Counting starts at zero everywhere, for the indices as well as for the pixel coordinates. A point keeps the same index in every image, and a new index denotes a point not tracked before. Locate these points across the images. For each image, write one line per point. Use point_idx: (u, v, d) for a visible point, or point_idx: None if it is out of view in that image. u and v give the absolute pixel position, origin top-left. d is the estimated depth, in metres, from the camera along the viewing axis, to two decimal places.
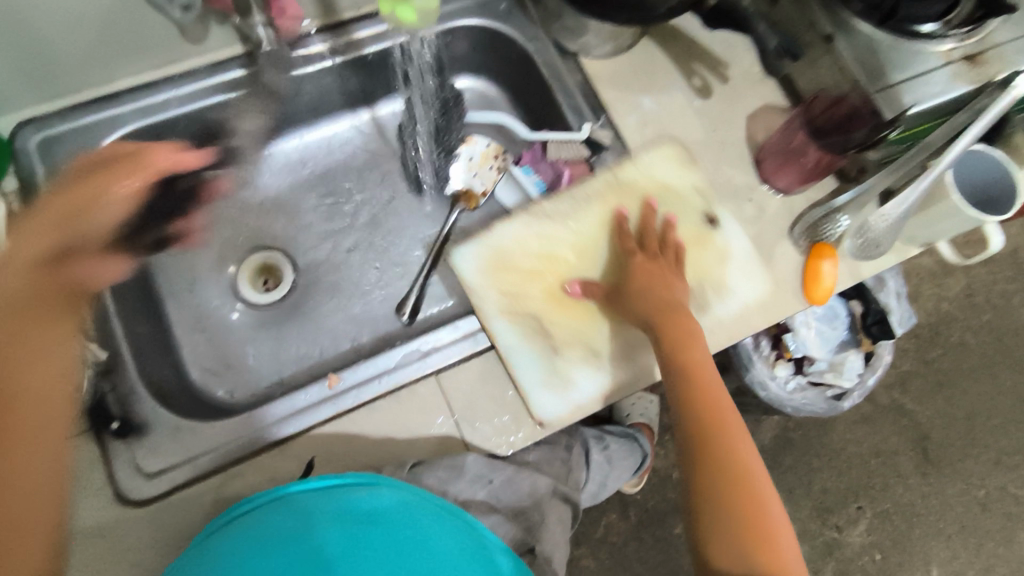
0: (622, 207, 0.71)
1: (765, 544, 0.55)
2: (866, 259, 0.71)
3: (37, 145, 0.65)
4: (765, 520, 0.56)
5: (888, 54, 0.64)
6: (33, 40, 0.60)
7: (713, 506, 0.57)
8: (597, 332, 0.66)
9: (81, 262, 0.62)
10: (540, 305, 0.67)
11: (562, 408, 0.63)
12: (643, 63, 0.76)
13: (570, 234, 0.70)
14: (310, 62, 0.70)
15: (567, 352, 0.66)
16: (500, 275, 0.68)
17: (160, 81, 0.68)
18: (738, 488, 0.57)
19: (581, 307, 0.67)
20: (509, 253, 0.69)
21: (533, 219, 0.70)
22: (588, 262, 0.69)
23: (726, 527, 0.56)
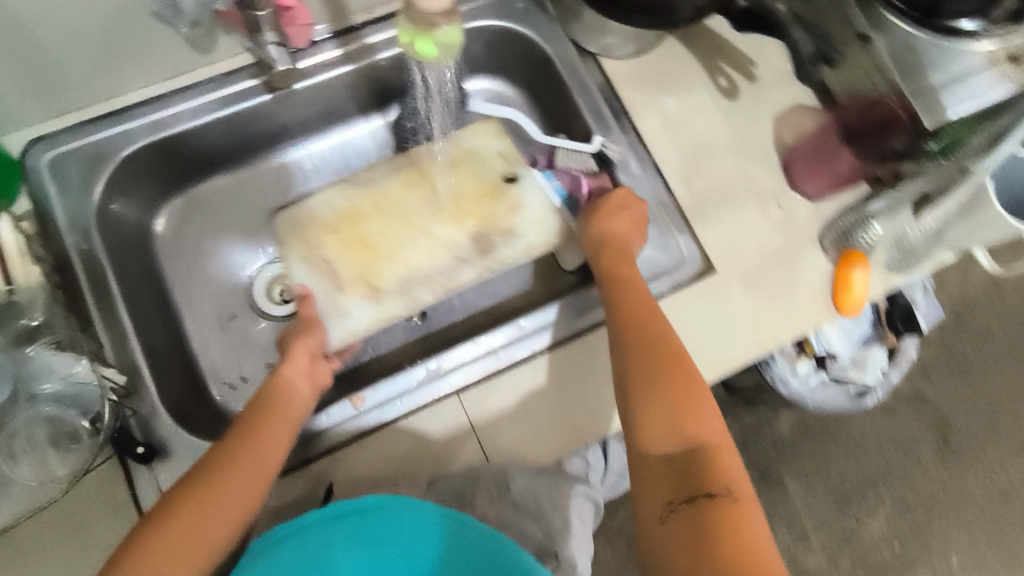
0: (422, 173, 0.68)
1: (686, 416, 0.51)
2: (899, 271, 0.68)
3: (48, 162, 0.63)
4: (693, 392, 0.53)
5: (927, 54, 0.61)
6: (39, 57, 0.58)
7: (641, 395, 0.53)
8: (386, 273, 0.65)
9: (97, 280, 0.61)
10: (331, 249, 0.65)
11: (345, 339, 0.63)
12: (666, 62, 0.73)
13: (377, 193, 0.67)
14: (324, 70, 0.69)
15: (351, 288, 0.64)
16: (304, 227, 0.65)
17: (170, 92, 0.66)
18: (666, 366, 0.55)
19: (370, 250, 0.65)
20: (315, 211, 0.66)
21: (346, 183, 0.67)
22: (390, 217, 0.66)
23: (659, 407, 0.52)
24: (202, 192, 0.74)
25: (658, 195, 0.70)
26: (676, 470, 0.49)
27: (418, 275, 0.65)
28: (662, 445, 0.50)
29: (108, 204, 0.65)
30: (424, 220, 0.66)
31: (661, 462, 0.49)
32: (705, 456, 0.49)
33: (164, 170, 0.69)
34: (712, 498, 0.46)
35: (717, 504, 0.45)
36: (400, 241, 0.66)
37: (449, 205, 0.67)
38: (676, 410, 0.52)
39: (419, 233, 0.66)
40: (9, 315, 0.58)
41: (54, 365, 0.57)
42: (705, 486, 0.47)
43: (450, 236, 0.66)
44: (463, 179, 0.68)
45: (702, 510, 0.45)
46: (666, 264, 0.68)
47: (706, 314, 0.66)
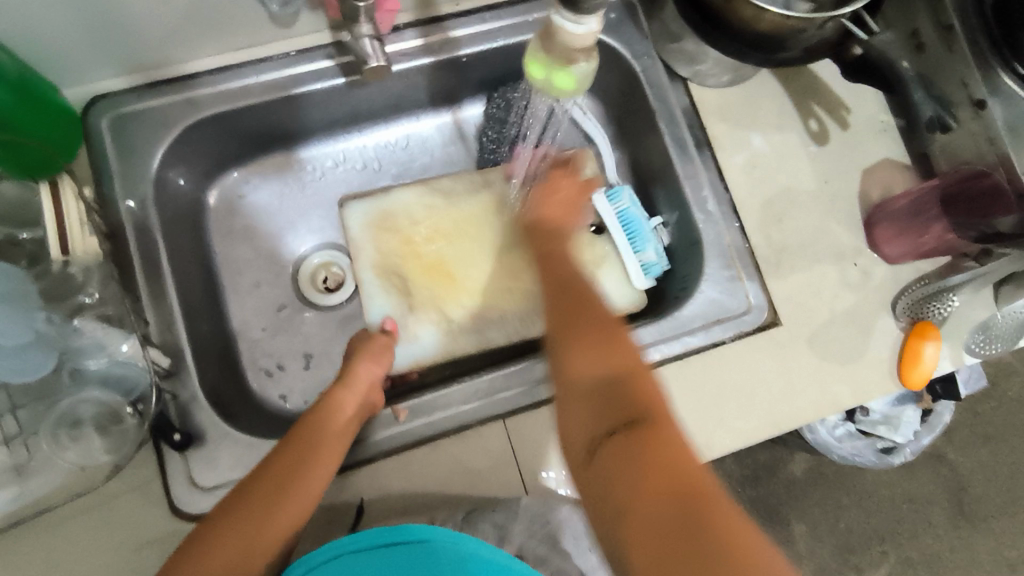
0: (504, 199, 0.69)
1: (583, 355, 0.47)
2: (977, 354, 0.65)
3: (110, 123, 0.61)
4: (611, 332, 0.48)
5: None
6: (115, 19, 0.55)
7: (554, 344, 0.49)
8: (459, 302, 0.66)
9: (149, 254, 0.59)
10: (408, 268, 0.66)
11: (409, 365, 0.64)
12: (758, 96, 0.70)
13: (455, 213, 0.68)
14: (404, 59, 0.66)
15: (423, 312, 0.66)
16: (382, 234, 0.67)
17: (241, 64, 0.64)
18: (569, 303, 0.52)
19: (447, 277, 0.67)
20: (394, 215, 0.67)
21: (427, 190, 0.68)
22: (468, 243, 0.67)
23: (587, 350, 0.47)
24: (259, 168, 0.71)
25: (732, 235, 0.67)
26: (600, 393, 0.44)
27: (489, 308, 0.66)
28: (576, 394, 0.45)
29: (166, 174, 0.63)
30: (504, 255, 0.68)
31: (586, 396, 0.45)
32: (627, 385, 0.44)
33: (226, 141, 0.67)
34: (633, 421, 0.42)
35: (640, 432, 0.41)
36: (479, 269, 0.67)
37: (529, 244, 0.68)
38: (598, 349, 0.47)
39: (501, 272, 0.67)
40: (67, 290, 0.55)
41: (103, 345, 0.55)
42: (627, 415, 0.42)
43: (525, 277, 0.67)
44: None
45: (630, 442, 0.40)
46: (731, 310, 0.65)
47: (767, 369, 0.63)
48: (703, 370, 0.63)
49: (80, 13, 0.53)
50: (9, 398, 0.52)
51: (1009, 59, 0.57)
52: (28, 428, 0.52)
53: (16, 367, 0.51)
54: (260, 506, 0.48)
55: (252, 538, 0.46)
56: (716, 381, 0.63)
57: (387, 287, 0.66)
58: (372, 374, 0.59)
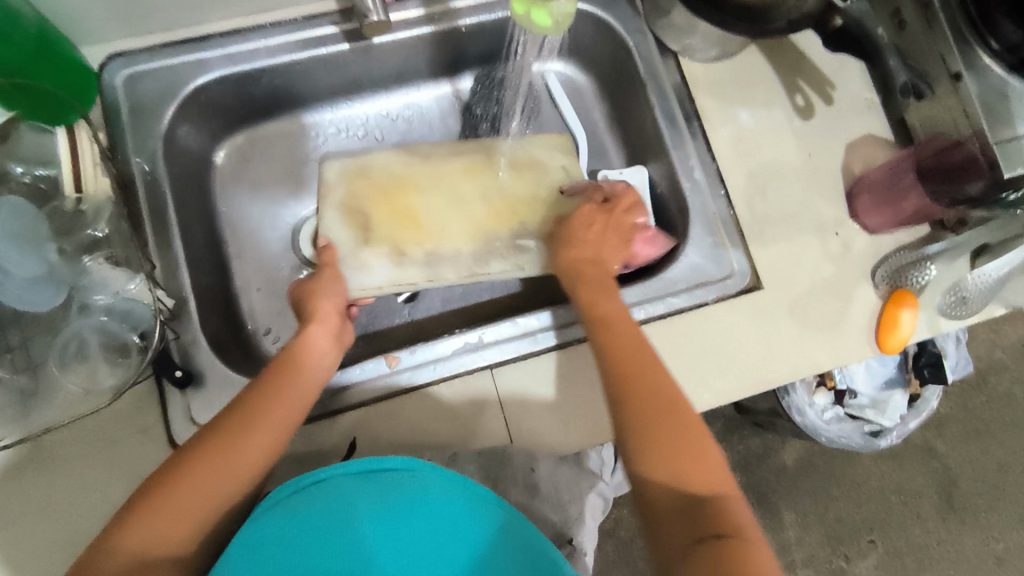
0: (479, 159, 0.70)
1: (690, 461, 0.50)
2: (949, 316, 0.67)
3: (124, 80, 0.64)
4: (686, 438, 0.51)
5: (1017, 103, 0.60)
6: None
7: (633, 444, 0.51)
8: (419, 242, 0.67)
9: (157, 204, 0.61)
10: (371, 205, 0.68)
11: (361, 295, 0.66)
12: (747, 72, 0.72)
13: (433, 168, 0.69)
14: (406, 28, 0.68)
15: (378, 244, 0.67)
16: (355, 181, 0.68)
17: (250, 28, 0.66)
18: (663, 413, 0.52)
19: (410, 220, 0.67)
20: (373, 170, 0.69)
21: (407, 153, 0.70)
22: (437, 194, 0.69)
23: (661, 465, 0.50)
24: (263, 132, 0.74)
25: (717, 204, 0.69)
26: (681, 515, 0.47)
27: (445, 251, 0.67)
28: (666, 502, 0.48)
29: (175, 131, 0.65)
30: (469, 206, 0.69)
31: (673, 510, 0.48)
32: (711, 505, 0.47)
33: (232, 103, 0.70)
34: (724, 536, 0.45)
35: (732, 546, 0.44)
36: (441, 217, 0.68)
37: (496, 199, 0.69)
38: (672, 453, 0.50)
39: (458, 217, 0.68)
40: (75, 226, 0.57)
41: (109, 280, 0.57)
42: (718, 528, 0.46)
43: (487, 229, 0.68)
44: (513, 180, 0.70)
45: (715, 552, 0.44)
46: (714, 275, 0.67)
47: (748, 332, 0.65)
48: (684, 330, 0.65)
49: None
50: (20, 331, 0.55)
51: (983, 36, 0.61)
52: (37, 360, 0.55)
53: (28, 300, 0.54)
54: (221, 446, 0.48)
55: (212, 479, 0.47)
56: (697, 341, 0.65)
57: (354, 223, 0.67)
58: (332, 309, 0.61)
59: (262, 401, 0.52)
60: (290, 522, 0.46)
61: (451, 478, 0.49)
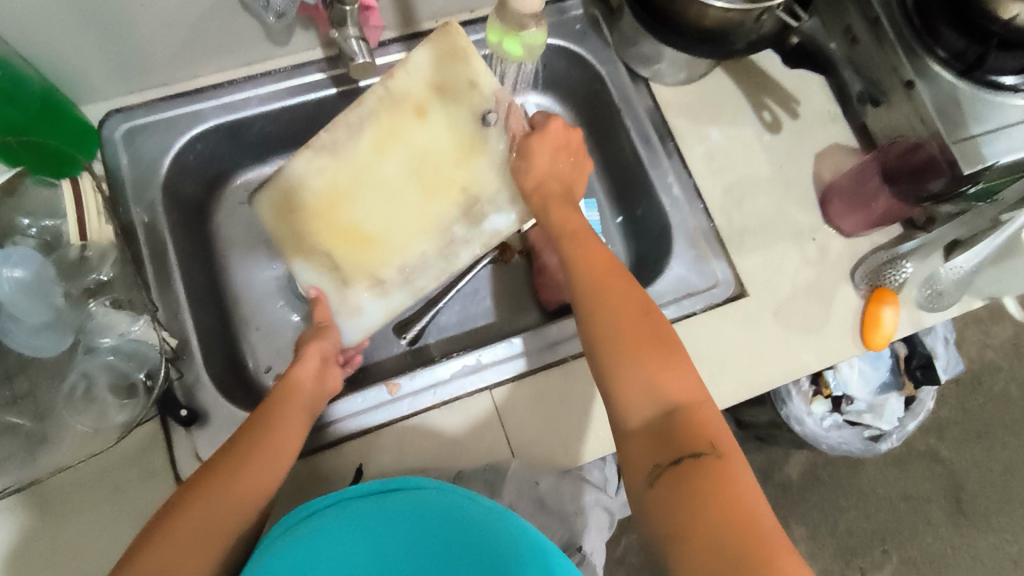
0: (395, 125, 0.63)
1: (665, 375, 0.50)
2: (928, 309, 0.70)
3: (122, 135, 0.66)
4: (665, 351, 0.52)
5: (971, 105, 0.64)
6: (125, 36, 0.61)
7: (616, 363, 0.51)
8: (383, 262, 0.65)
9: (157, 250, 0.64)
10: (323, 239, 0.64)
11: (360, 338, 0.66)
12: (714, 93, 0.76)
13: (348, 161, 0.64)
14: (390, 71, 0.72)
15: (356, 282, 0.65)
16: (287, 216, 0.65)
17: (242, 79, 0.70)
18: (641, 325, 0.53)
19: (360, 240, 0.64)
20: (295, 195, 0.64)
21: (313, 151, 0.63)
22: (370, 194, 0.64)
23: (636, 386, 0.50)
24: (257, 176, 0.77)
25: (697, 218, 0.72)
26: (660, 435, 0.48)
27: (412, 257, 0.65)
28: (645, 421, 0.49)
29: (172, 179, 0.68)
30: (402, 192, 0.64)
31: (651, 433, 0.48)
32: (690, 421, 0.48)
33: (226, 151, 0.73)
34: (701, 454, 0.45)
35: (708, 463, 0.45)
36: (394, 220, 0.65)
37: (423, 172, 0.64)
38: (659, 371, 0.50)
39: (408, 218, 0.65)
40: (78, 271, 0.58)
41: (116, 323, 0.58)
42: (692, 446, 0.46)
43: (432, 212, 0.65)
44: (429, 134, 0.64)
45: (695, 475, 0.44)
46: (700, 286, 0.70)
47: (736, 337, 0.67)
48: None
49: (96, 30, 0.59)
50: None
51: (929, 46, 0.65)
52: None
53: (31, 344, 0.54)
54: (204, 491, 0.48)
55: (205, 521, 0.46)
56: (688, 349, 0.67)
57: (298, 233, 0.65)
58: (312, 349, 0.62)
59: (241, 458, 0.51)
60: (307, 552, 0.46)
61: (446, 489, 0.50)
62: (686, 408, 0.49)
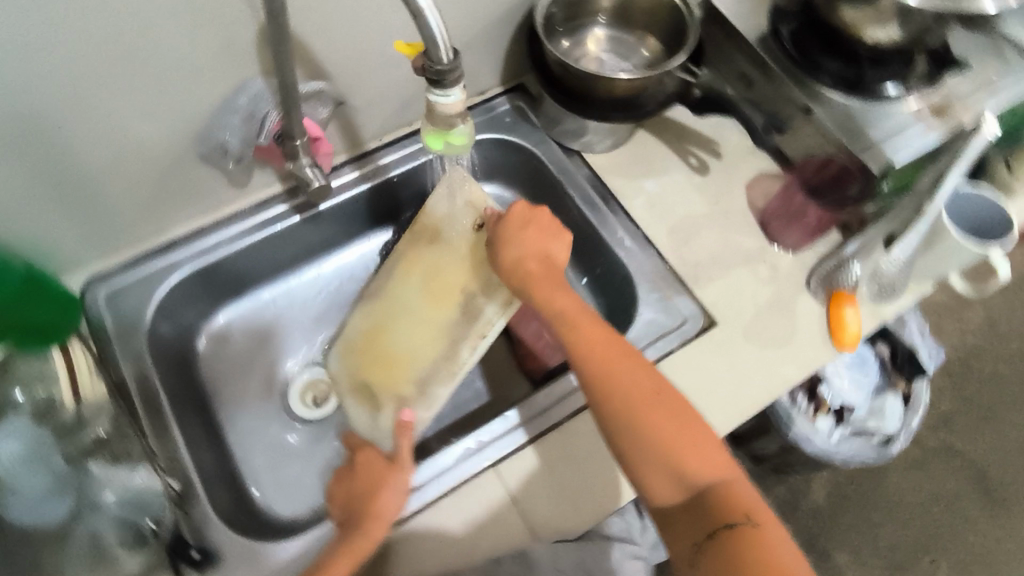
0: (413, 258, 0.69)
1: (690, 453, 0.54)
2: (884, 301, 0.74)
3: (104, 297, 0.70)
4: (685, 424, 0.55)
5: (863, 116, 0.72)
6: (97, 205, 0.66)
7: (637, 443, 0.55)
8: (407, 378, 0.68)
9: (150, 401, 0.65)
10: (366, 371, 0.70)
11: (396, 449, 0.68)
12: (642, 151, 0.84)
13: (383, 300, 0.71)
14: (346, 190, 0.78)
15: (387, 404, 0.68)
16: (347, 356, 0.73)
17: (211, 224, 0.75)
18: (655, 402, 0.56)
19: (392, 360, 0.68)
20: (351, 337, 0.73)
21: (364, 300, 0.73)
22: (400, 322, 0.69)
23: (660, 462, 0.54)
24: (237, 310, 0.80)
25: (654, 263, 0.77)
26: (693, 508, 0.53)
27: (427, 368, 0.67)
28: (677, 496, 0.54)
29: (156, 328, 0.71)
30: (420, 313, 0.68)
31: (685, 508, 0.53)
32: (719, 493, 0.53)
33: (205, 293, 0.76)
34: (734, 524, 0.50)
35: (741, 533, 0.50)
36: (413, 342, 0.68)
37: (436, 290, 0.68)
38: (682, 445, 0.54)
39: (424, 334, 0.67)
40: (73, 431, 0.58)
41: (118, 476, 0.57)
42: (728, 517, 0.51)
43: (441, 323, 0.67)
44: (438, 254, 0.68)
45: (734, 545, 0.49)
46: (671, 324, 0.73)
47: (717, 365, 0.70)
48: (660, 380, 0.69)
49: (66, 204, 0.64)
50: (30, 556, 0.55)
51: (816, 76, 0.73)
52: None
53: (35, 513, 0.54)
54: None
55: None
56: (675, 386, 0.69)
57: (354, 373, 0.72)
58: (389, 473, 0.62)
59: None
60: None
61: None
62: (712, 480, 0.53)
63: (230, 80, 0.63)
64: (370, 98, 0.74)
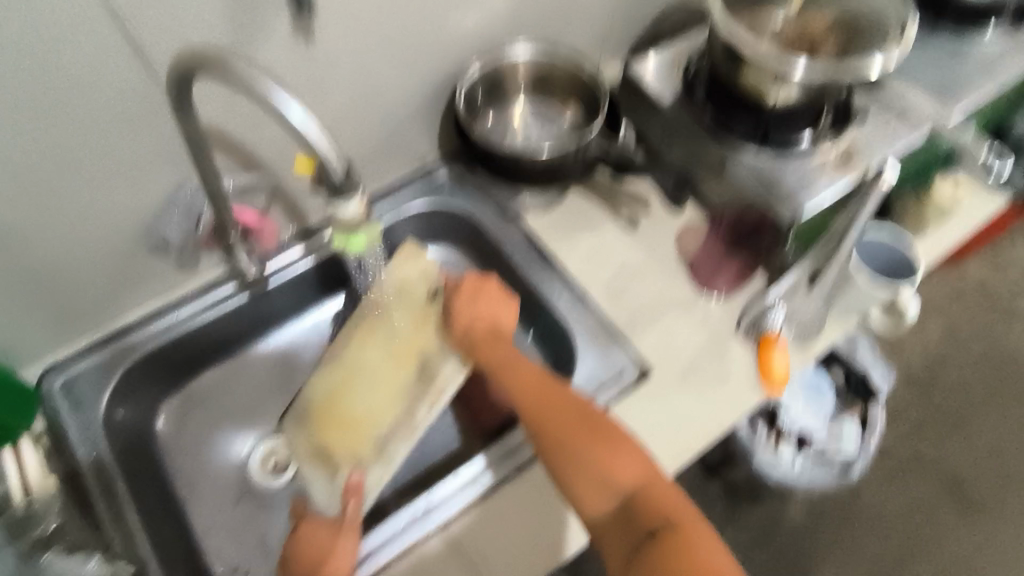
0: (367, 324, 0.72)
1: (617, 466, 0.57)
2: (809, 342, 0.78)
3: (59, 389, 0.72)
4: (614, 440, 0.59)
5: (776, 164, 0.77)
6: (46, 301, 0.69)
7: (570, 462, 0.58)
8: (366, 438, 0.68)
9: (107, 488, 0.67)
10: (322, 436, 0.69)
11: (336, 506, 0.66)
12: (576, 206, 0.88)
13: (342, 359, 0.71)
14: (292, 265, 0.81)
15: (342, 467, 0.67)
16: (304, 425, 0.70)
17: (160, 308, 0.78)
18: (586, 423, 0.60)
19: (351, 422, 0.68)
20: (309, 401, 0.71)
21: (328, 363, 0.72)
22: (359, 384, 0.70)
23: (591, 477, 0.57)
24: (194, 388, 0.82)
25: (591, 315, 0.80)
26: (625, 516, 0.56)
27: (387, 429, 0.68)
28: (608, 508, 0.57)
29: (111, 414, 0.73)
30: (377, 376, 0.70)
31: (615, 520, 0.56)
32: (645, 499, 0.56)
33: (160, 376, 0.79)
34: (658, 530, 0.53)
35: (666, 537, 0.52)
36: (373, 406, 0.69)
37: (395, 354, 0.71)
38: (611, 458, 0.58)
39: (385, 394, 0.69)
40: (29, 526, 0.65)
41: (66, 566, 0.63)
42: (652, 526, 0.54)
43: (400, 384, 0.70)
44: (395, 321, 0.72)
45: (658, 549, 0.52)
46: (609, 374, 0.76)
47: (652, 414, 0.73)
48: None
49: (13, 301, 0.67)
50: None
51: (728, 127, 0.79)
52: None
53: None
54: None
55: None
56: None
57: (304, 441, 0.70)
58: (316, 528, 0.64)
59: None
60: None
61: None
62: (642, 487, 0.56)
63: (168, 176, 0.68)
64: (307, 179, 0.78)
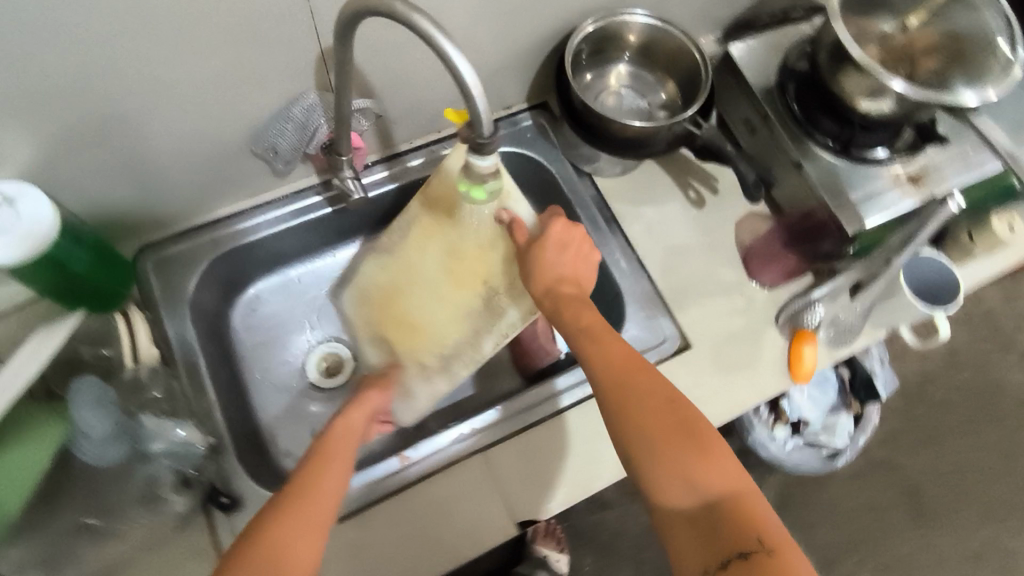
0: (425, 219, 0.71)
1: (701, 468, 0.55)
2: (840, 345, 0.84)
3: (153, 266, 0.78)
4: (698, 438, 0.57)
5: (847, 176, 0.81)
6: (154, 183, 0.73)
7: (648, 448, 0.56)
8: (426, 346, 0.75)
9: (190, 364, 0.74)
10: (381, 327, 0.77)
11: (411, 416, 0.80)
12: (646, 179, 0.92)
13: (394, 257, 0.75)
14: (375, 188, 0.86)
15: (409, 370, 0.76)
16: (361, 307, 0.80)
17: (250, 208, 0.83)
18: (671, 412, 0.58)
19: (409, 326, 0.75)
20: (366, 287, 0.78)
21: (377, 254, 0.77)
22: (414, 289, 0.73)
23: (670, 467, 0.55)
24: (269, 284, 0.89)
25: (643, 285, 0.86)
26: (706, 526, 0.52)
27: (452, 348, 0.74)
28: (684, 509, 0.54)
29: (197, 297, 0.79)
30: (436, 284, 0.72)
31: (696, 527, 0.53)
32: (729, 507, 0.53)
33: (241, 268, 0.85)
34: (748, 549, 0.50)
35: (755, 556, 0.49)
36: (442, 312, 0.73)
37: (452, 264, 0.70)
38: (692, 455, 0.56)
39: (442, 307, 0.72)
40: (133, 391, 0.67)
41: (164, 430, 0.65)
42: (740, 547, 0.50)
43: (460, 302, 0.72)
44: (459, 231, 0.69)
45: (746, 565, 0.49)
46: (651, 342, 0.83)
47: (684, 385, 0.80)
48: None
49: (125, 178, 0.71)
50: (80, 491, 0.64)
51: (810, 132, 0.83)
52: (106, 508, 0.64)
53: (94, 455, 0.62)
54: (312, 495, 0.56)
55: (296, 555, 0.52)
56: None
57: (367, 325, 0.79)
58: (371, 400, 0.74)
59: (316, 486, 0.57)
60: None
61: None
62: (722, 490, 0.54)
63: (289, 90, 0.71)
64: (405, 109, 0.81)
